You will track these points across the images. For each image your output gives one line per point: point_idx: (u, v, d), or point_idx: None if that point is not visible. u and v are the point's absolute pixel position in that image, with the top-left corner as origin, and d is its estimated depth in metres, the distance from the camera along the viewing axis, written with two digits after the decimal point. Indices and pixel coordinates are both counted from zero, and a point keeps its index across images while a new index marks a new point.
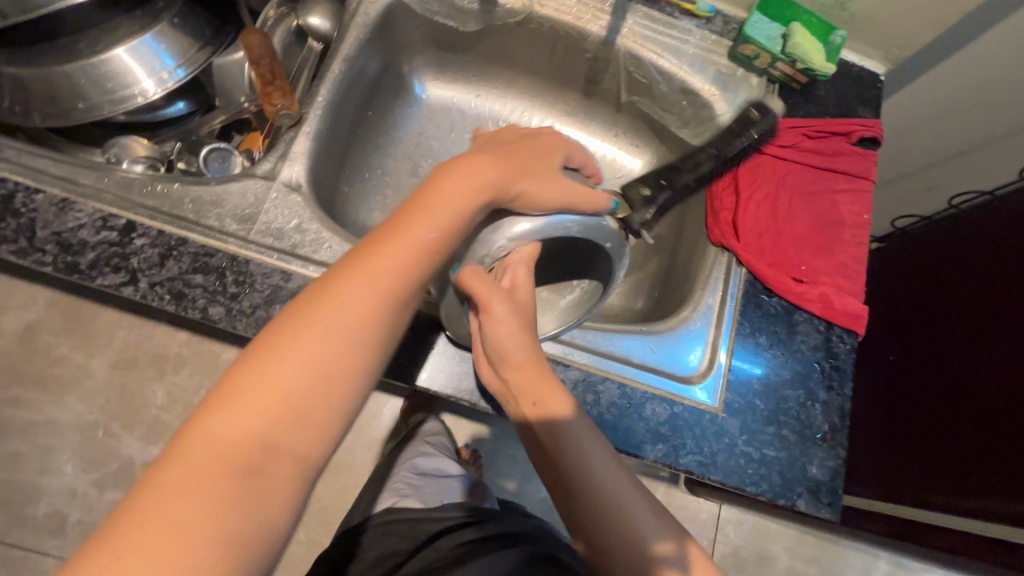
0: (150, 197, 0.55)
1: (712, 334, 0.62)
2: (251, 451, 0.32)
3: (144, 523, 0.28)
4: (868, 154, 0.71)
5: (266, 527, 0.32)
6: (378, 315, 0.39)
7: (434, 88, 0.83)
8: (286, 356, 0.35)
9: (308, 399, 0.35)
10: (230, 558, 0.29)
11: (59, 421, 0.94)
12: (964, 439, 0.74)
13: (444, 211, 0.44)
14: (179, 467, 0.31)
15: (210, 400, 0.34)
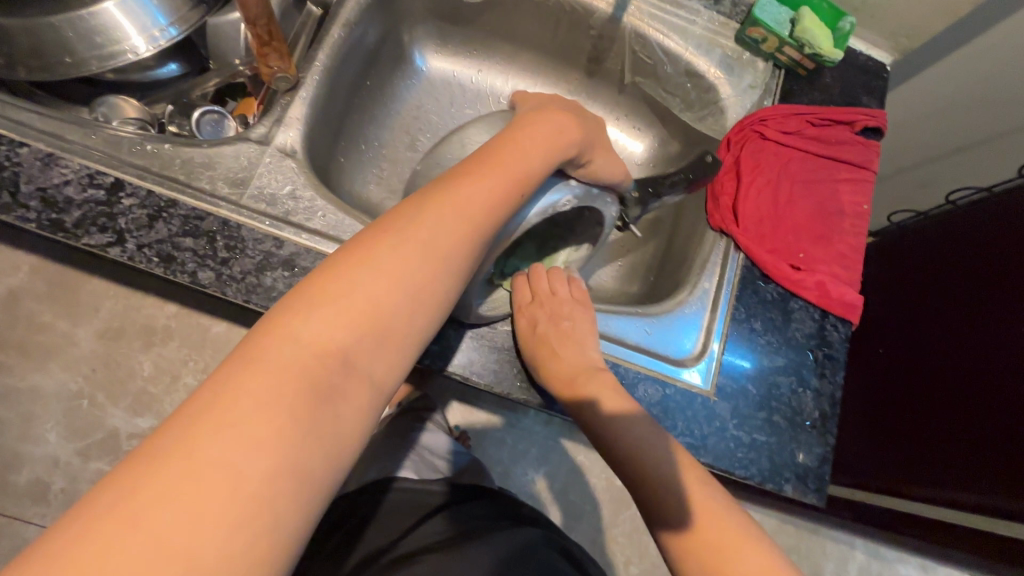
0: (139, 156, 0.53)
1: (707, 318, 0.62)
2: (334, 359, 0.30)
3: (222, 413, 0.26)
4: (871, 143, 0.70)
5: (337, 451, 0.29)
6: (461, 245, 0.38)
7: (435, 60, 0.81)
8: (375, 267, 0.34)
9: (393, 318, 0.33)
10: (304, 466, 0.27)
11: (42, 389, 0.93)
12: (950, 433, 0.75)
13: (526, 157, 0.45)
14: (263, 366, 0.28)
15: (292, 301, 0.32)
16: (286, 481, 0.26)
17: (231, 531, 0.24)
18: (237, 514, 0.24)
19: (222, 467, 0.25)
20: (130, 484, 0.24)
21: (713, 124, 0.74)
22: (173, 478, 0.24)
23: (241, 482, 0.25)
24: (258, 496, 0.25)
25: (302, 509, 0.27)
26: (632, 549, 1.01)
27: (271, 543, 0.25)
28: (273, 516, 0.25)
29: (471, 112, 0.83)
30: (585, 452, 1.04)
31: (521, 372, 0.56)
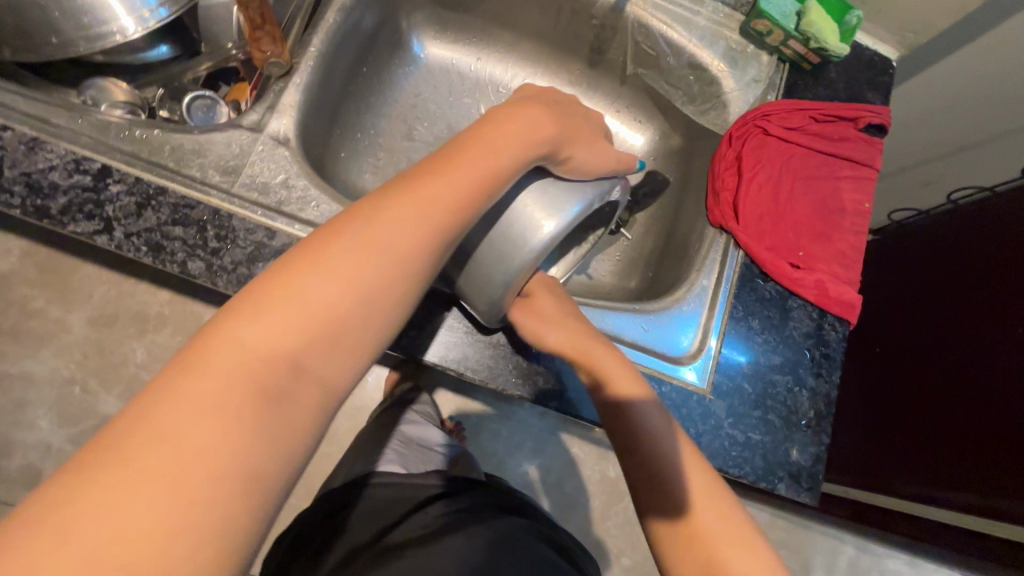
0: (128, 141, 0.52)
1: (705, 316, 0.61)
2: (279, 366, 0.28)
3: (152, 430, 0.24)
4: (875, 140, 0.69)
5: (285, 467, 0.27)
6: (431, 240, 0.36)
7: (433, 47, 0.80)
8: (326, 266, 0.32)
9: (352, 319, 0.31)
10: (240, 485, 0.25)
11: (34, 374, 0.93)
12: (956, 433, 0.74)
13: (499, 147, 0.43)
14: (201, 377, 0.26)
15: (240, 303, 0.30)
16: (226, 503, 0.24)
17: (160, 562, 0.22)
18: (168, 545, 0.23)
19: (153, 492, 0.23)
20: (46, 513, 0.22)
21: (715, 118, 0.73)
22: (97, 506, 0.22)
23: (173, 509, 0.23)
24: (193, 524, 0.23)
25: (244, 534, 0.25)
26: (624, 541, 1.01)
27: (208, 573, 0.23)
28: (208, 544, 0.23)
29: (470, 100, 0.81)
30: (580, 445, 1.03)
31: (515, 368, 0.55)
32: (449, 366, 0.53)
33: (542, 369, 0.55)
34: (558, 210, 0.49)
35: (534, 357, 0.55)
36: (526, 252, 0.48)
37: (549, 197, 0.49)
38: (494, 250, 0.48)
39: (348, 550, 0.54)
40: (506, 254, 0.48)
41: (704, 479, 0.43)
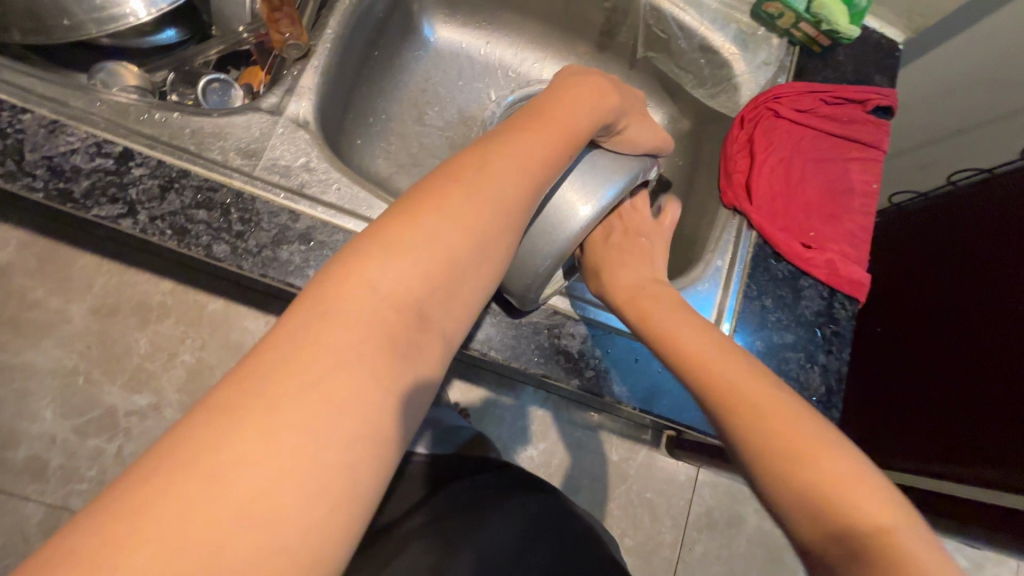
0: (147, 124, 0.52)
1: (720, 296, 0.62)
2: (411, 309, 0.31)
3: (310, 358, 0.27)
4: (883, 123, 0.70)
5: (410, 409, 0.30)
6: (520, 204, 0.38)
7: (444, 31, 0.79)
8: (443, 219, 0.34)
9: (459, 275, 0.34)
10: (385, 412, 0.28)
11: (36, 365, 0.92)
12: (974, 414, 0.74)
13: (571, 116, 0.46)
14: (336, 322, 0.29)
15: (360, 255, 0.32)
16: (366, 440, 0.27)
17: (316, 488, 0.25)
18: (322, 474, 0.25)
19: (306, 426, 0.25)
20: (217, 439, 0.24)
21: (726, 101, 0.73)
22: (259, 436, 0.25)
23: (323, 442, 0.26)
24: (346, 453, 0.26)
25: (381, 467, 0.28)
26: (627, 522, 1.03)
27: (355, 500, 0.26)
28: (354, 476, 0.26)
29: (480, 85, 0.81)
30: (583, 429, 1.05)
31: (538, 347, 0.56)
32: (472, 346, 0.54)
33: (563, 348, 0.56)
34: (600, 188, 0.51)
35: (555, 337, 0.56)
36: (567, 234, 0.50)
37: (591, 179, 0.51)
38: (539, 226, 0.50)
39: (380, 533, 0.56)
40: (550, 229, 0.50)
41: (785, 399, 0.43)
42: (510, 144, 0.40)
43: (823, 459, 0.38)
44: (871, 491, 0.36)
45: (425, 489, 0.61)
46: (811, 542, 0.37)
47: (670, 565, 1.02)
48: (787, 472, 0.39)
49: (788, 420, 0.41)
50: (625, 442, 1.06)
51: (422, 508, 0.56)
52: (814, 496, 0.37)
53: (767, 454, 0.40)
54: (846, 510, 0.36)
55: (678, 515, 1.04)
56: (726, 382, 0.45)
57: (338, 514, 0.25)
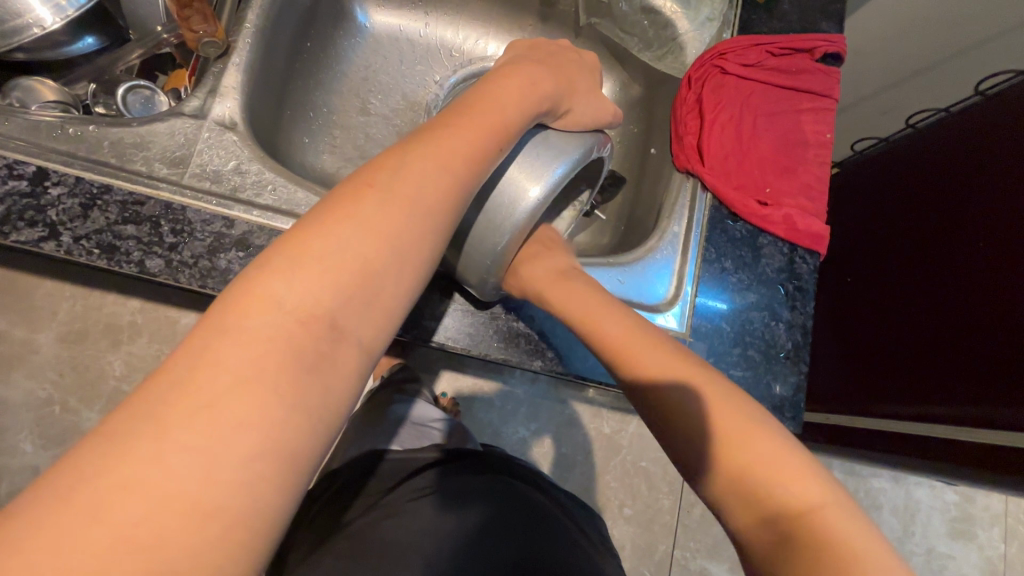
0: (62, 141, 0.49)
1: (678, 263, 0.62)
2: (320, 323, 0.30)
3: (202, 381, 0.26)
4: (832, 70, 0.69)
5: (321, 426, 0.28)
6: (443, 202, 0.37)
7: (379, 15, 0.76)
8: (356, 222, 0.33)
9: (377, 282, 0.32)
10: (288, 432, 0.27)
11: (8, 399, 0.89)
12: (942, 361, 0.73)
13: (508, 104, 0.45)
14: (237, 341, 0.28)
15: (267, 267, 0.31)
16: (265, 461, 0.26)
17: (204, 514, 0.24)
18: (214, 499, 0.24)
19: (198, 450, 0.25)
20: (98, 467, 0.23)
21: (673, 63, 0.72)
22: (145, 464, 0.24)
23: (216, 467, 0.25)
24: (239, 475, 0.25)
25: (283, 486, 0.26)
26: (625, 493, 1.03)
27: (251, 524, 0.25)
28: (251, 498, 0.25)
29: (422, 68, 0.78)
30: (573, 406, 1.05)
31: (497, 332, 0.55)
32: (429, 339, 0.54)
33: (522, 331, 0.55)
34: (547, 167, 0.49)
35: (513, 321, 0.56)
36: (519, 218, 0.48)
37: (537, 158, 0.49)
38: (484, 217, 0.48)
39: (348, 521, 0.57)
40: (494, 217, 0.48)
41: (723, 386, 0.41)
42: (434, 141, 0.39)
43: (753, 445, 0.37)
44: (796, 476, 0.36)
45: (397, 479, 0.61)
46: (750, 533, 0.36)
47: (670, 530, 1.03)
48: (716, 462, 0.38)
49: (716, 405, 0.40)
50: (615, 415, 1.06)
51: (387, 502, 0.56)
52: (742, 488, 0.36)
53: (708, 444, 0.38)
54: (776, 497, 0.35)
55: (674, 481, 1.05)
56: (649, 367, 0.43)
57: (233, 538, 0.24)
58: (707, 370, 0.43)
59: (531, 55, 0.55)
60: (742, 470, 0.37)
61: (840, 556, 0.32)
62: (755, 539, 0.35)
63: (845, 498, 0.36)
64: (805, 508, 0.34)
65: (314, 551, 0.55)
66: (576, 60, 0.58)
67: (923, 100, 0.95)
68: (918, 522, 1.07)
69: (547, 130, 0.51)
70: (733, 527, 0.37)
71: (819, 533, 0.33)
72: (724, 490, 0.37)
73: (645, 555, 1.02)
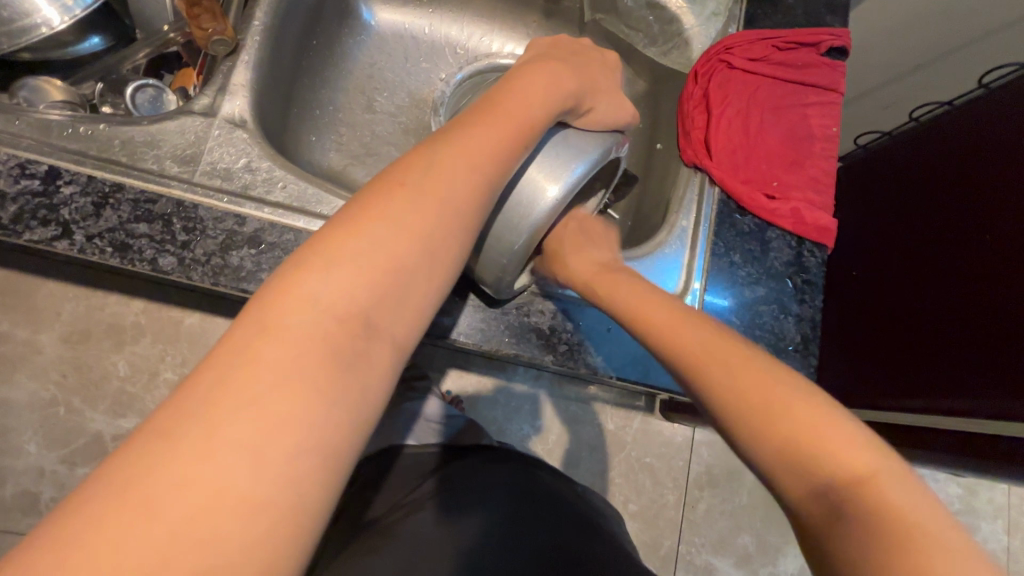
0: (73, 139, 0.49)
1: (687, 257, 0.62)
2: (356, 321, 0.30)
3: (246, 380, 0.26)
4: (838, 64, 0.69)
5: (361, 422, 0.29)
6: (472, 200, 0.37)
7: (384, 13, 0.77)
8: (387, 221, 0.33)
9: (410, 281, 0.32)
10: (331, 428, 0.27)
11: (13, 401, 0.89)
12: (951, 353, 0.74)
13: (530, 101, 0.45)
14: (277, 341, 0.28)
15: (301, 266, 0.31)
16: (309, 458, 0.26)
17: (256, 510, 0.24)
18: (263, 496, 0.24)
19: (246, 448, 0.25)
20: (149, 466, 0.23)
21: (678, 58, 0.72)
22: (195, 463, 0.24)
23: (262, 464, 0.25)
24: (287, 472, 0.25)
25: (328, 482, 0.27)
26: (630, 488, 1.04)
27: (299, 520, 0.25)
28: (298, 493, 0.25)
29: (427, 66, 0.78)
30: (578, 402, 1.06)
31: (507, 328, 0.55)
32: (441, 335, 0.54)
33: (533, 326, 0.56)
34: (566, 166, 0.49)
35: (524, 316, 0.56)
36: (538, 217, 0.48)
37: (557, 158, 0.49)
38: (502, 216, 0.48)
39: (370, 521, 0.57)
40: (513, 216, 0.48)
41: (761, 361, 0.41)
42: (460, 138, 0.39)
43: (795, 414, 0.37)
44: (843, 440, 0.35)
45: (416, 477, 0.61)
46: (802, 505, 0.35)
47: (675, 525, 1.04)
48: (762, 431, 0.37)
49: (752, 374, 0.40)
50: (620, 411, 1.06)
51: (407, 500, 0.56)
52: (796, 458, 0.35)
53: (749, 413, 0.38)
54: (828, 467, 0.34)
55: (679, 476, 1.05)
56: (688, 341, 0.44)
57: (283, 534, 0.24)
58: (741, 343, 0.43)
59: (547, 53, 0.55)
60: (789, 440, 0.36)
61: (905, 527, 0.31)
62: (808, 509, 0.35)
63: (906, 472, 0.34)
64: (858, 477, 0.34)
65: (338, 554, 0.54)
66: (585, 53, 0.58)
67: (926, 94, 0.95)
68: None
69: (567, 130, 0.51)
70: (784, 496, 0.36)
71: (876, 501, 0.32)
72: (770, 456, 0.37)
73: (651, 550, 1.02)
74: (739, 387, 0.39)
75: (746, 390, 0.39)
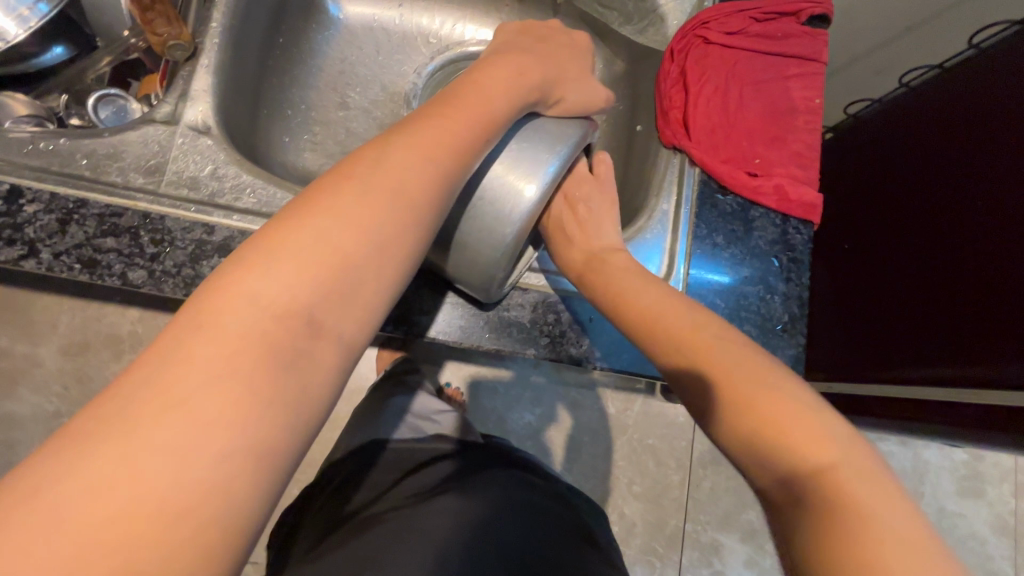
0: (34, 156, 0.49)
1: (669, 241, 0.61)
2: (295, 320, 0.29)
3: (174, 379, 0.26)
4: (819, 33, 0.67)
5: (299, 421, 0.28)
6: (425, 192, 0.36)
7: (351, 6, 0.75)
8: (333, 215, 0.32)
9: (357, 277, 0.31)
10: (264, 428, 0.26)
11: (17, 415, 0.90)
12: (943, 321, 0.73)
13: (494, 91, 0.44)
14: (212, 339, 0.27)
15: (243, 263, 0.30)
16: (239, 458, 0.25)
17: (177, 510, 0.23)
18: (187, 494, 0.24)
19: (170, 447, 0.24)
20: (67, 466, 0.23)
21: (655, 35, 0.71)
22: (116, 463, 0.23)
23: (189, 464, 0.24)
24: (212, 472, 0.24)
25: (260, 483, 0.26)
26: (633, 470, 1.04)
27: (225, 520, 0.25)
28: (226, 494, 0.25)
29: (400, 57, 0.76)
30: (577, 388, 1.05)
31: (488, 324, 0.55)
32: (422, 333, 0.54)
33: (514, 320, 0.55)
34: (536, 164, 0.47)
35: (504, 311, 0.55)
36: (508, 219, 0.47)
37: (525, 157, 0.47)
38: (469, 218, 0.47)
39: (351, 514, 0.57)
40: (481, 219, 0.47)
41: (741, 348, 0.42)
42: (415, 130, 0.38)
43: (769, 402, 0.37)
44: (809, 432, 0.35)
45: (399, 475, 0.61)
46: (763, 483, 0.36)
47: (679, 504, 1.04)
48: (737, 421, 0.38)
49: (734, 363, 0.41)
50: (620, 394, 1.06)
51: (392, 498, 0.57)
52: (761, 438, 0.36)
53: (727, 402, 0.39)
54: (787, 449, 0.35)
55: (681, 456, 1.05)
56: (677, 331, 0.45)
57: (205, 535, 0.24)
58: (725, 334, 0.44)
59: (519, 41, 0.53)
60: (758, 424, 0.37)
61: (848, 508, 0.31)
62: (768, 486, 0.36)
63: (866, 458, 0.34)
64: (817, 464, 0.34)
65: (317, 545, 0.55)
66: (553, 37, 0.56)
67: (915, 58, 0.93)
68: (927, 482, 1.07)
69: (539, 123, 0.49)
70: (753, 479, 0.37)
71: (831, 487, 0.33)
72: (738, 441, 0.38)
73: (656, 530, 1.03)
74: (717, 369, 0.41)
75: (720, 367, 0.41)
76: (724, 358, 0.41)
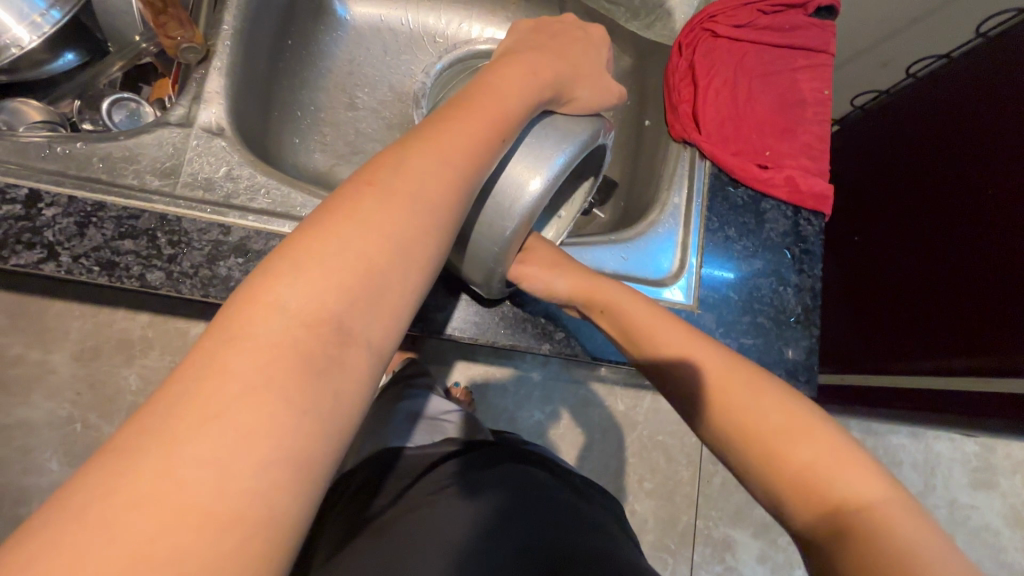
0: (52, 160, 0.49)
1: (681, 234, 0.61)
2: (325, 328, 0.29)
3: (209, 392, 0.25)
4: (827, 24, 0.67)
5: (334, 430, 0.28)
6: (445, 195, 0.36)
7: (358, 6, 0.75)
8: (357, 221, 0.32)
9: (383, 282, 0.31)
10: (301, 438, 0.26)
11: (31, 421, 0.90)
12: (954, 311, 0.73)
13: (508, 92, 0.44)
14: (244, 349, 0.27)
15: (270, 273, 0.30)
16: (277, 468, 0.25)
17: (220, 525, 0.23)
18: (228, 507, 0.23)
19: (210, 461, 0.24)
20: (107, 484, 0.23)
21: (662, 30, 0.71)
22: (156, 478, 0.23)
23: (230, 477, 0.24)
24: (253, 484, 0.24)
25: (300, 492, 0.26)
26: (644, 468, 1.04)
27: (269, 532, 0.24)
28: (267, 505, 0.24)
29: (407, 57, 0.76)
30: (587, 386, 1.06)
31: (502, 320, 0.55)
32: (437, 331, 0.54)
33: (528, 316, 0.55)
34: (548, 158, 0.47)
35: (518, 307, 0.55)
36: (521, 214, 0.46)
37: (537, 152, 0.47)
38: (483, 215, 0.47)
39: (371, 516, 0.57)
40: (494, 216, 0.47)
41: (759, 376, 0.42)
42: (433, 134, 0.38)
43: (804, 442, 0.37)
44: (852, 469, 0.35)
45: (413, 476, 0.61)
46: (804, 524, 0.35)
47: (691, 500, 1.04)
48: (771, 461, 0.37)
49: (755, 401, 0.40)
50: (629, 391, 1.06)
51: (409, 498, 0.57)
52: (801, 480, 0.36)
53: (754, 440, 0.38)
54: (833, 489, 0.35)
55: (692, 452, 1.05)
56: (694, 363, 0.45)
57: (249, 549, 0.23)
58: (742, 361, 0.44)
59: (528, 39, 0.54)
60: (796, 465, 0.36)
61: (910, 552, 0.31)
62: (813, 529, 0.35)
63: (897, 489, 0.35)
64: (863, 503, 0.34)
65: (338, 550, 0.55)
66: (561, 32, 0.56)
67: (921, 48, 0.93)
68: (939, 474, 1.07)
69: (550, 119, 0.49)
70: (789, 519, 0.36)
71: (880, 526, 0.33)
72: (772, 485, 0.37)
73: (668, 527, 1.03)
74: (742, 407, 0.40)
75: (739, 402, 0.40)
76: (742, 381, 0.42)
